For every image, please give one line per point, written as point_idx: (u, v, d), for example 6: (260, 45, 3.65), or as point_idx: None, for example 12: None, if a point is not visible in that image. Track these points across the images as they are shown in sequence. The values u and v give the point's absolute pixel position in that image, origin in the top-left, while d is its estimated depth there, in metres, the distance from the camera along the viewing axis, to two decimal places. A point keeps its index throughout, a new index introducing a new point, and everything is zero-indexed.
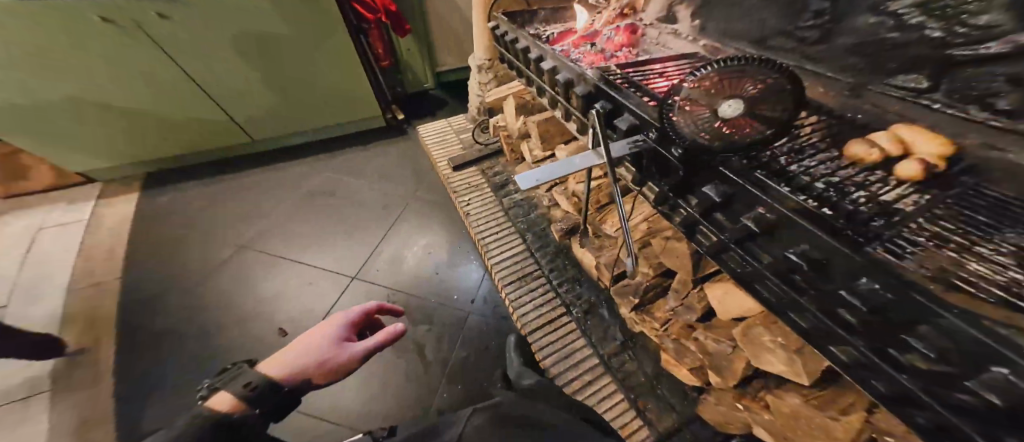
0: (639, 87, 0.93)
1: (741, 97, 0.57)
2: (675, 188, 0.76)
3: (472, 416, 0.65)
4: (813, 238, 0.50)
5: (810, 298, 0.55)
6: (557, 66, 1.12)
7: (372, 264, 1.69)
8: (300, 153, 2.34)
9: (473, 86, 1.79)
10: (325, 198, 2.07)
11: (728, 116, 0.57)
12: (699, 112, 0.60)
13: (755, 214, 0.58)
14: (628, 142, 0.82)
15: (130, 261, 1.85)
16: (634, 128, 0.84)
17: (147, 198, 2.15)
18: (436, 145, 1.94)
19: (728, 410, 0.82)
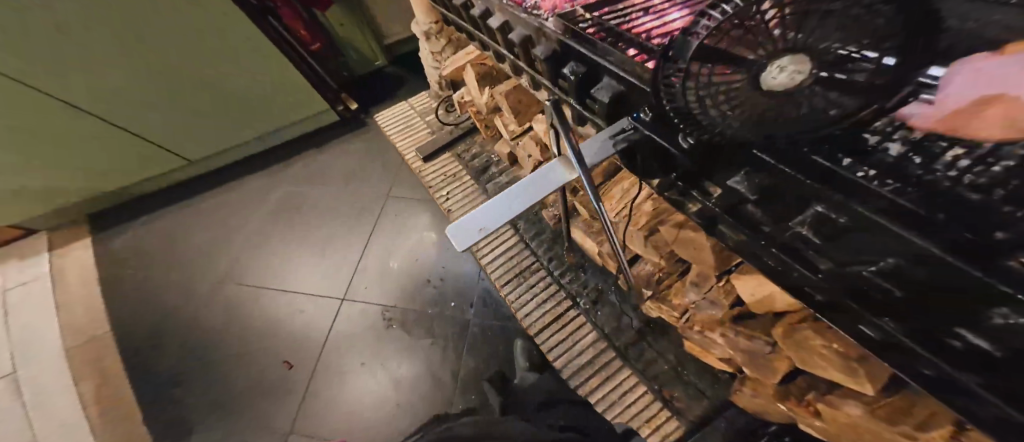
0: (620, 34, 0.73)
1: (799, 55, 0.36)
2: (684, 179, 0.60)
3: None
4: (909, 247, 0.37)
5: (896, 322, 0.44)
6: (509, 21, 0.93)
7: (359, 281, 1.58)
8: (258, 167, 2.12)
9: (426, 57, 1.52)
10: (296, 213, 1.90)
11: (774, 89, 0.37)
12: (727, 71, 0.40)
13: (814, 215, 0.48)
14: (610, 137, 0.64)
15: (103, 313, 1.73)
16: (619, 96, 0.70)
17: (102, 241, 1.98)
18: (398, 134, 1.70)
19: (767, 403, 0.76)
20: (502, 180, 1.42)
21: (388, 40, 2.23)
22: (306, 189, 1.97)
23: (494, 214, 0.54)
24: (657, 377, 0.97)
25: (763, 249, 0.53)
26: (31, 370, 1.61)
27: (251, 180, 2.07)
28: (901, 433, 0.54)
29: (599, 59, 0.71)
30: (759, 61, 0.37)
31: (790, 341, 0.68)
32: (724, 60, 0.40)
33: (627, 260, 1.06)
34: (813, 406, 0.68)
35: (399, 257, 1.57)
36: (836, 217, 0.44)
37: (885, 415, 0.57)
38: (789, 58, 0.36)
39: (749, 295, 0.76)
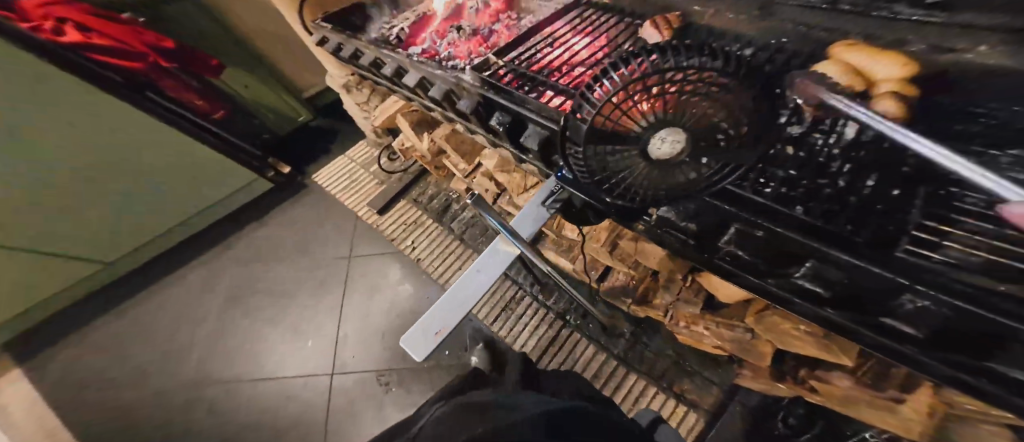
0: (533, 78, 0.86)
1: (675, 130, 0.44)
2: (622, 214, 0.64)
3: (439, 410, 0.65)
4: (826, 255, 0.48)
5: (838, 313, 0.48)
6: (424, 77, 1.00)
7: (344, 351, 1.50)
8: (201, 252, 2.01)
9: (353, 110, 1.48)
10: (253, 295, 1.79)
11: (662, 157, 0.46)
12: (620, 145, 0.48)
13: (735, 230, 0.58)
14: (542, 202, 0.75)
15: None
16: (546, 140, 0.80)
17: (30, 373, 1.73)
18: (344, 193, 1.93)
19: (768, 383, 0.84)
20: (466, 216, 1.59)
21: (308, 93, 2.20)
22: (263, 266, 1.87)
23: (445, 317, 0.60)
24: (663, 374, 1.02)
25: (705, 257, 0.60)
26: None
27: (197, 267, 1.96)
28: (891, 399, 0.63)
29: (521, 107, 0.81)
30: (644, 137, 0.45)
31: (763, 327, 0.79)
32: (613, 137, 0.47)
33: (600, 274, 1.14)
34: (808, 382, 0.77)
35: (379, 315, 1.53)
36: (756, 231, 0.56)
37: (870, 382, 0.66)
38: (663, 131, 0.44)
39: (716, 288, 0.86)
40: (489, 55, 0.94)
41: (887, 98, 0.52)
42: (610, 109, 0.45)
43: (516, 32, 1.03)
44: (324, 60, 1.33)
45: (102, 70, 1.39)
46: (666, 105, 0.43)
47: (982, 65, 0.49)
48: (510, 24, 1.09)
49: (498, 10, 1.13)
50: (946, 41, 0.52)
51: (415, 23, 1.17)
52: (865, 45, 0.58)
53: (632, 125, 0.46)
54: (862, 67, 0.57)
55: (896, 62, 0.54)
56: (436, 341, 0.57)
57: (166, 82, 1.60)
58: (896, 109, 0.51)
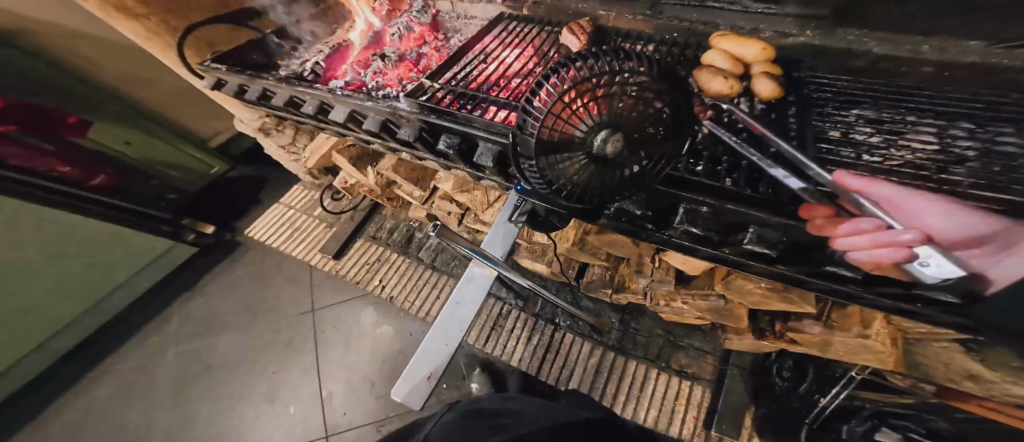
0: (474, 96, 0.81)
1: (615, 129, 0.42)
2: (583, 215, 0.62)
3: (446, 415, 0.73)
4: (763, 221, 0.54)
5: (788, 266, 0.54)
6: (355, 110, 0.89)
7: (333, 411, 1.38)
8: (121, 344, 1.70)
9: (277, 153, 1.35)
10: (205, 376, 1.56)
11: (610, 158, 0.43)
12: (566, 152, 0.45)
13: (687, 208, 0.59)
14: (509, 219, 0.67)
15: None
16: (500, 155, 0.74)
17: None
18: (285, 243, 1.75)
19: (754, 342, 0.92)
20: (430, 241, 1.52)
21: (213, 137, 1.95)
22: (208, 341, 1.64)
23: (432, 359, 0.53)
24: (661, 355, 1.09)
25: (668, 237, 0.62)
26: None
27: (118, 363, 1.66)
28: (860, 336, 0.70)
29: (467, 127, 0.75)
30: (586, 141, 0.43)
31: (733, 292, 0.83)
32: (560, 146, 0.44)
33: (577, 271, 1.15)
34: (787, 334, 0.86)
35: (363, 363, 1.44)
36: (702, 207, 0.58)
37: (833, 323, 0.76)
38: (602, 134, 0.42)
39: (682, 264, 0.89)
40: (422, 79, 0.87)
41: (764, 78, 0.65)
42: (552, 120, 0.42)
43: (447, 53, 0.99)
44: (232, 105, 1.17)
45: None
46: (603, 106, 0.40)
47: (812, 46, 0.71)
48: (439, 45, 1.06)
49: (424, 34, 1.06)
50: (787, 27, 0.73)
51: (330, 56, 1.06)
52: (734, 35, 0.72)
53: (575, 129, 0.42)
54: (735, 52, 0.70)
55: (757, 45, 0.69)
56: (430, 386, 0.52)
57: (4, 150, 1.26)
58: (773, 88, 0.64)
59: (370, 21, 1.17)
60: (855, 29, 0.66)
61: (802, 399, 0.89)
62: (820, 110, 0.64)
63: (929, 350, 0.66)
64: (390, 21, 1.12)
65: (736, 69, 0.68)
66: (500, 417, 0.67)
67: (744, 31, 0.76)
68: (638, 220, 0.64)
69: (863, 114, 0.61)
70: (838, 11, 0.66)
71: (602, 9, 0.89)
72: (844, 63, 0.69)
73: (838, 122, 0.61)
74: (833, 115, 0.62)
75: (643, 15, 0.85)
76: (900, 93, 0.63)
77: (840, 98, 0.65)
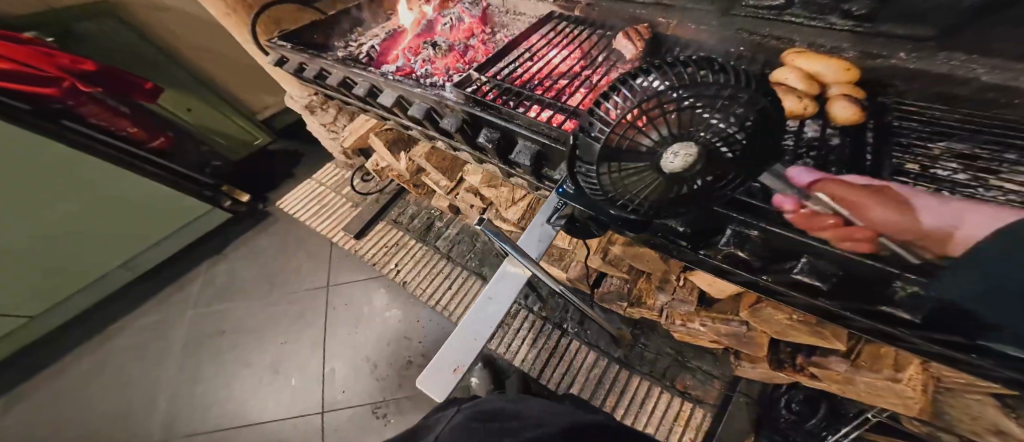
0: (518, 93, 0.83)
1: (692, 141, 0.41)
2: (629, 226, 0.60)
3: (456, 415, 0.72)
4: (826, 254, 0.48)
5: (831, 302, 0.48)
6: (401, 95, 0.94)
7: (332, 388, 1.41)
8: (147, 298, 1.82)
9: (319, 132, 1.42)
10: (219, 338, 1.63)
11: (672, 172, 0.43)
12: (631, 163, 0.45)
13: (736, 233, 0.55)
14: (547, 220, 0.69)
15: None
16: (539, 154, 0.78)
17: None
18: (312, 219, 1.82)
19: (768, 372, 0.87)
20: (450, 231, 1.54)
21: (262, 113, 2.07)
22: (226, 305, 1.72)
23: (462, 349, 0.55)
24: (666, 373, 1.05)
25: (698, 253, 0.58)
26: None
27: (144, 315, 1.77)
28: (889, 379, 0.65)
29: (509, 122, 0.78)
30: (655, 151, 0.43)
31: (761, 320, 0.79)
32: (628, 154, 0.45)
33: (594, 280, 1.12)
34: (807, 368, 0.80)
35: (368, 344, 1.46)
36: (752, 231, 0.54)
37: (864, 362, 0.70)
38: (674, 145, 0.41)
39: (709, 285, 0.86)
40: (470, 71, 0.91)
41: (842, 100, 0.60)
42: (623, 127, 0.44)
43: (494, 47, 1.03)
44: (284, 80, 1.25)
45: (1, 97, 1.19)
46: (677, 119, 0.41)
47: (905, 70, 0.61)
48: (485, 39, 1.09)
49: (473, 26, 1.11)
50: (873, 48, 0.63)
51: (385, 40, 1.13)
52: (812, 53, 0.65)
53: (641, 140, 0.43)
54: (811, 70, 0.64)
55: (836, 63, 0.62)
56: (456, 379, 0.52)
57: (87, 108, 1.43)
58: (851, 112, 0.59)
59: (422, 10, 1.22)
60: (960, 53, 0.55)
61: (806, 434, 0.87)
62: (900, 141, 0.58)
63: (958, 401, 0.62)
64: (442, 11, 1.17)
65: (811, 89, 0.62)
66: (511, 421, 0.67)
67: (824, 50, 0.67)
68: (671, 235, 0.60)
69: (952, 148, 0.55)
70: (943, 30, 0.54)
71: (663, 17, 0.85)
72: (942, 89, 0.59)
73: (918, 154, 0.56)
74: (916, 148, 0.57)
75: (707, 25, 0.79)
76: (1008, 128, 0.54)
77: (929, 129, 0.58)
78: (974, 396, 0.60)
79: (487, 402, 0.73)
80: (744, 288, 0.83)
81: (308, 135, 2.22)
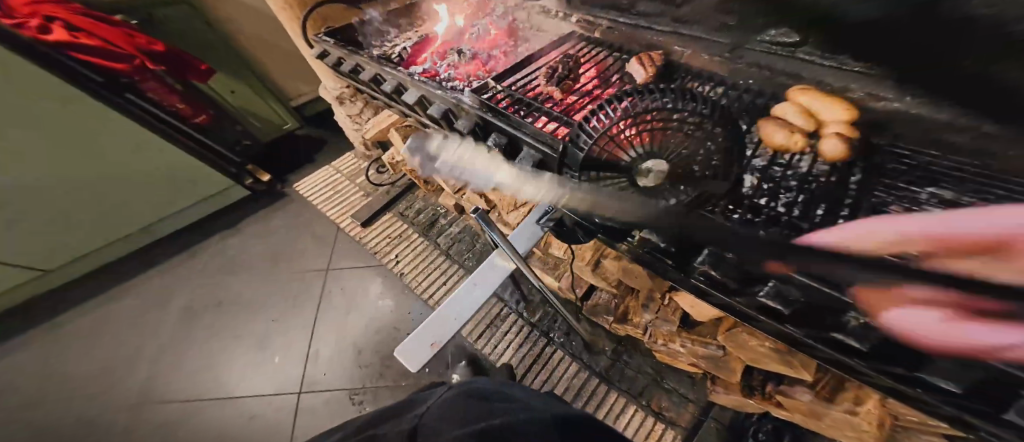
0: (528, 104, 0.90)
1: (661, 157, 0.60)
2: (609, 233, 0.67)
3: (445, 392, 0.73)
4: (790, 278, 0.48)
5: (801, 330, 0.50)
6: (424, 95, 1.02)
7: (314, 369, 1.42)
8: (159, 262, 1.90)
9: (344, 122, 1.51)
10: (216, 308, 1.68)
11: (646, 183, 0.59)
12: (612, 170, 0.62)
13: (709, 254, 0.57)
14: (538, 221, 0.76)
15: None
16: (540, 163, 0.83)
17: None
18: (324, 203, 1.91)
19: (740, 398, 0.86)
20: (452, 230, 1.59)
21: (296, 101, 2.21)
22: (228, 278, 1.78)
23: (443, 329, 0.59)
24: (643, 392, 1.05)
25: (677, 268, 0.62)
26: None
27: (154, 278, 1.84)
28: (848, 411, 0.67)
29: (517, 130, 0.84)
30: (631, 165, 0.61)
31: (735, 345, 0.81)
32: (608, 163, 0.62)
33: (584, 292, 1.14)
34: (776, 397, 0.81)
35: (356, 330, 1.48)
36: (726, 251, 0.55)
37: (827, 396, 0.72)
38: (650, 161, 0.60)
39: (691, 307, 0.88)
40: (487, 80, 0.99)
41: (832, 139, 0.59)
42: (604, 141, 0.63)
43: (513, 59, 1.11)
44: (320, 71, 1.37)
45: (77, 67, 1.37)
46: (653, 140, 0.61)
47: (906, 113, 0.59)
48: (507, 50, 1.18)
49: (497, 38, 1.22)
50: (879, 90, 0.62)
51: (418, 44, 1.24)
52: (816, 91, 0.66)
53: (622, 155, 0.62)
54: (815, 109, 0.64)
55: (839, 104, 0.62)
56: (432, 352, 0.57)
57: (148, 84, 1.58)
58: (841, 149, 0.59)
59: (454, 20, 1.33)
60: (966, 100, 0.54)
61: None
62: (887, 182, 0.57)
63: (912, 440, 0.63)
64: (473, 23, 1.28)
65: (809, 126, 0.64)
66: (504, 402, 0.66)
67: (830, 89, 0.68)
68: (656, 252, 0.64)
69: (940, 193, 0.53)
70: None
71: (678, 45, 0.88)
72: (940, 135, 0.57)
73: (903, 196, 0.54)
74: (902, 190, 0.55)
75: (720, 57, 0.81)
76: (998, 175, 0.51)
77: (918, 174, 0.57)
78: (926, 436, 0.63)
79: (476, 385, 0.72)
80: (726, 313, 0.84)
81: (333, 124, 2.34)
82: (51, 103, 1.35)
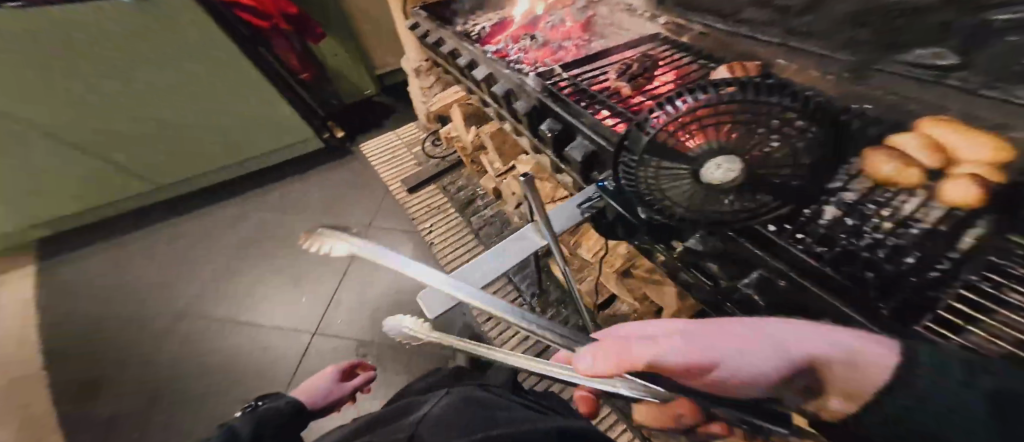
0: (592, 96, 0.90)
1: (734, 156, 0.50)
2: (654, 231, 0.62)
3: (441, 395, 0.55)
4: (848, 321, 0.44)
5: None
6: (492, 74, 1.07)
7: (332, 315, 1.50)
8: (235, 194, 2.13)
9: (416, 93, 1.65)
10: (268, 242, 1.85)
11: (712, 181, 0.50)
12: (676, 163, 0.53)
13: (760, 278, 0.53)
14: (578, 206, 0.72)
15: (47, 345, 1.58)
16: (592, 155, 0.81)
17: (67, 263, 1.89)
18: (382, 164, 2.06)
19: None
20: (487, 213, 1.61)
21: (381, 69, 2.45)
22: (286, 217, 1.96)
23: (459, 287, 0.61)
24: None
25: (722, 292, 0.60)
26: None
27: (227, 207, 2.06)
28: None
29: (574, 119, 0.85)
30: (699, 159, 0.51)
31: None
32: (670, 153, 0.54)
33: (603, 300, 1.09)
34: None
35: (377, 289, 1.55)
36: (779, 279, 0.51)
37: None
38: (717, 159, 0.50)
39: None
40: (554, 67, 1.02)
41: (962, 183, 0.48)
42: (670, 129, 0.54)
43: (584, 52, 1.12)
44: (405, 43, 1.51)
45: (234, 22, 1.65)
46: (725, 133, 0.51)
47: None
48: (581, 43, 1.20)
49: (573, 30, 1.26)
50: None
51: (496, 26, 1.31)
52: (959, 123, 0.54)
53: (689, 147, 0.52)
54: (950, 143, 0.53)
55: (989, 142, 0.50)
56: (451, 303, 0.60)
57: (279, 42, 1.86)
58: (970, 196, 0.47)
59: (534, 9, 1.42)
60: None
61: None
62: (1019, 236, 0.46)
63: None
64: (551, 14, 1.35)
65: (932, 162, 0.53)
66: (501, 412, 0.53)
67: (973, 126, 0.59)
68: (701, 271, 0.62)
69: None
70: None
71: (782, 58, 0.84)
72: None
73: None
74: None
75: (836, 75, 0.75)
76: None
77: None
78: None
79: (467, 394, 0.56)
80: None
81: (404, 94, 2.53)
82: (191, 42, 1.58)
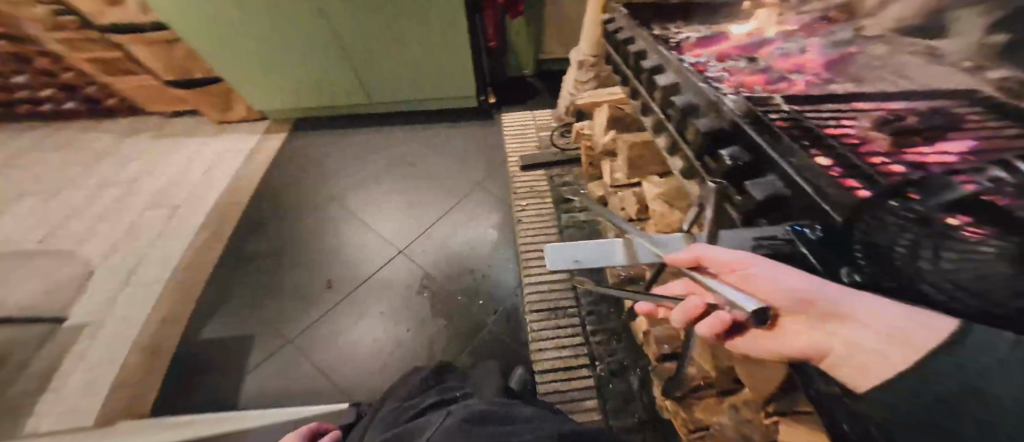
0: (818, 138, 0.60)
1: None
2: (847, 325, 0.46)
3: (446, 419, 0.68)
4: None
5: None
6: (680, 81, 0.93)
7: (418, 244, 1.80)
8: (395, 122, 2.53)
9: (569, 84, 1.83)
10: (401, 169, 2.21)
11: None
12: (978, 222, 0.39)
13: None
14: (755, 238, 0.60)
15: (245, 189, 2.13)
16: (776, 200, 0.58)
17: (272, 133, 2.50)
18: (513, 136, 2.21)
19: None
20: (581, 217, 1.68)
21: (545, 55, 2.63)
22: (423, 153, 2.28)
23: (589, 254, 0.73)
24: None
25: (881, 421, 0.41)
26: (181, 214, 2.02)
27: (387, 130, 2.48)
28: None
29: (777, 156, 0.60)
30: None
31: None
32: (972, 211, 0.39)
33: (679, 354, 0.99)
34: None
35: (456, 238, 1.80)
36: None
37: None
38: None
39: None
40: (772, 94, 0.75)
41: None
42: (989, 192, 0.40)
43: (820, 89, 0.74)
44: (585, 33, 1.66)
45: None
46: None
47: None
48: (816, 80, 0.79)
49: (806, 61, 0.86)
50: None
51: (706, 38, 1.11)
52: None
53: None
54: None
55: None
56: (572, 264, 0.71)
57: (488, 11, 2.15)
58: None
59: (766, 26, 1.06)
60: None
61: None
62: None
63: None
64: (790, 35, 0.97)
65: None
66: (505, 425, 0.67)
67: None
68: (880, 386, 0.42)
69: None
70: None
71: None
72: None
73: None
74: None
75: None
76: None
77: None
78: None
79: (476, 407, 0.71)
80: None
81: (554, 82, 2.70)
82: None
